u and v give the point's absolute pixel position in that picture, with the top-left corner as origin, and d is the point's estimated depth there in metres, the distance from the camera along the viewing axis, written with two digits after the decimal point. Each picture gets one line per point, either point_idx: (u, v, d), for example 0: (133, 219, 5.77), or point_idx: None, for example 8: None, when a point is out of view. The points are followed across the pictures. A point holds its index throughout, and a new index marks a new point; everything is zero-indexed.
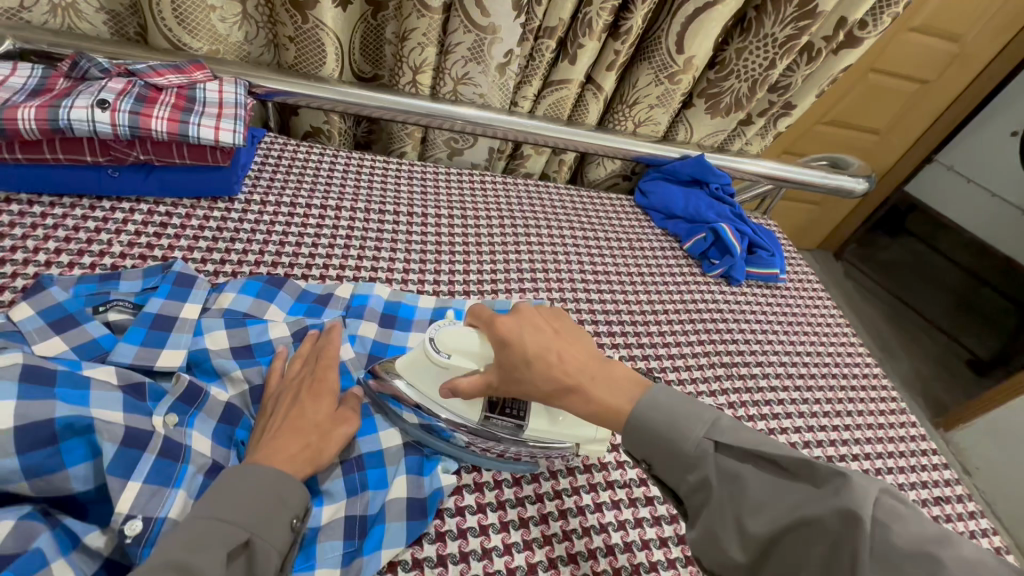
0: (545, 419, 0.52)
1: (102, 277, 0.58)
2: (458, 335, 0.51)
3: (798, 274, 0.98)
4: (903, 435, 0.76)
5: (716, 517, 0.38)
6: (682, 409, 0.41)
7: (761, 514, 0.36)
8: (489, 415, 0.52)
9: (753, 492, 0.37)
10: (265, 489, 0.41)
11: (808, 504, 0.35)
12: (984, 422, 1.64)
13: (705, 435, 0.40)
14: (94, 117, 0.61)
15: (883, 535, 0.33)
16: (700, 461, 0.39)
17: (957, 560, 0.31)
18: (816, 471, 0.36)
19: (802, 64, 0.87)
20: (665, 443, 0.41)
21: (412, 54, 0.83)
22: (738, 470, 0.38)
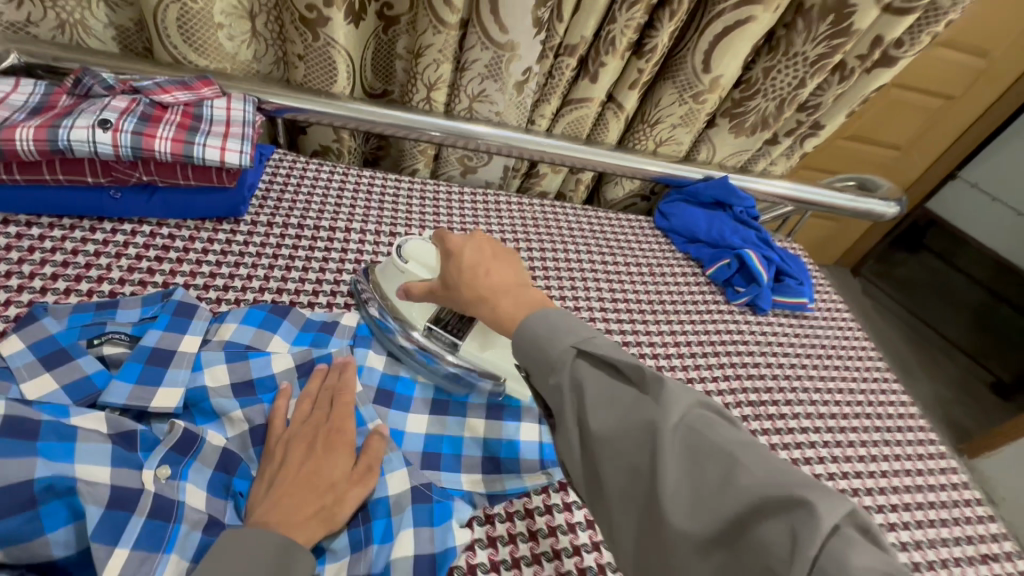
0: (477, 344, 0.58)
1: (99, 304, 0.55)
2: (423, 249, 0.61)
3: (826, 302, 0.93)
4: (945, 481, 0.71)
5: (564, 418, 0.39)
6: (557, 322, 0.43)
7: (600, 414, 0.38)
8: (433, 326, 0.59)
9: (596, 395, 0.39)
10: (269, 559, 0.38)
11: (638, 409, 0.37)
12: (1013, 453, 1.57)
13: (571, 343, 0.41)
14: (95, 138, 0.58)
15: (691, 437, 0.35)
16: (559, 365, 0.40)
17: (751, 460, 0.34)
18: (647, 380, 0.38)
19: (834, 84, 0.83)
20: (535, 349, 0.42)
21: (427, 71, 0.80)
22: (589, 376, 0.40)
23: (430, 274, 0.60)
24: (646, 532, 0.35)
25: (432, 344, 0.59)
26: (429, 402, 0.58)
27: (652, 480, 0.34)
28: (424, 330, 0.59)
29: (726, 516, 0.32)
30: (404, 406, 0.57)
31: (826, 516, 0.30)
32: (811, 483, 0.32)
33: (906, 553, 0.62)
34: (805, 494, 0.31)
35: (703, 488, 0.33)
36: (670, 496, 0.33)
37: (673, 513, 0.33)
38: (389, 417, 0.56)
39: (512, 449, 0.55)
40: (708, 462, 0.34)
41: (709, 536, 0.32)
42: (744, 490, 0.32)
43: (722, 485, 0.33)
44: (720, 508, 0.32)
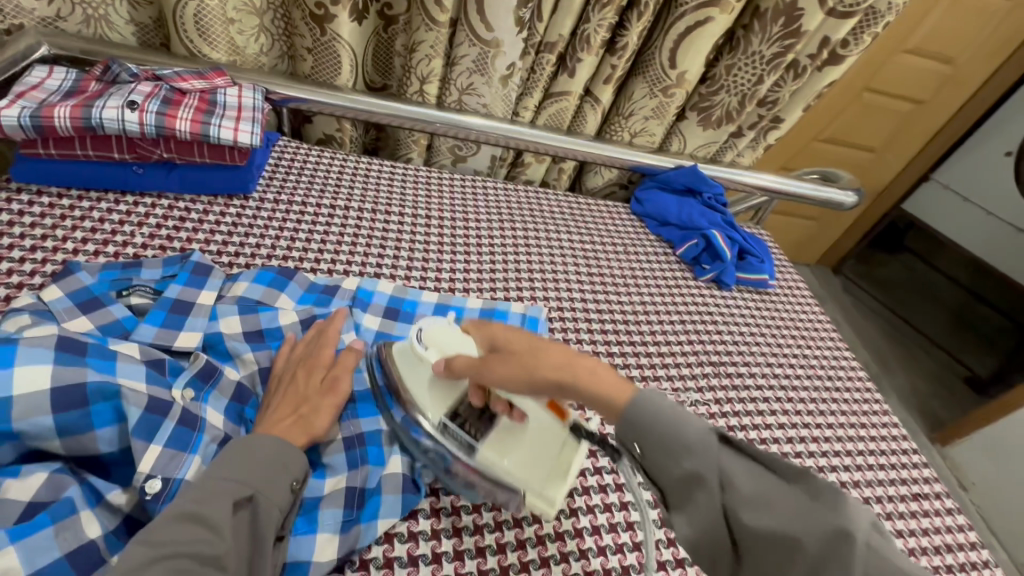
0: (496, 453, 0.51)
1: (125, 264, 0.62)
2: (445, 333, 0.53)
3: (788, 281, 1.01)
4: (887, 436, 0.79)
5: (700, 509, 0.39)
6: (682, 412, 0.42)
7: (756, 513, 0.38)
8: (448, 423, 0.52)
9: (748, 491, 0.39)
10: (268, 456, 0.45)
11: (800, 511, 0.37)
12: (981, 439, 1.64)
13: (709, 430, 0.41)
14: (124, 117, 0.66)
15: (869, 554, 0.36)
16: (701, 453, 0.40)
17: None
18: (815, 486, 0.38)
19: (789, 80, 0.92)
20: (663, 433, 0.41)
21: (421, 66, 0.88)
22: (738, 474, 0.39)
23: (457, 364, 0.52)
24: None
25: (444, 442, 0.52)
26: None
27: None
28: (438, 425, 0.52)
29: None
30: None
31: None
32: None
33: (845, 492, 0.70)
34: None
35: None
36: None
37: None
38: None
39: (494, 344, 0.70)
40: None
41: None
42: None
43: None
44: None
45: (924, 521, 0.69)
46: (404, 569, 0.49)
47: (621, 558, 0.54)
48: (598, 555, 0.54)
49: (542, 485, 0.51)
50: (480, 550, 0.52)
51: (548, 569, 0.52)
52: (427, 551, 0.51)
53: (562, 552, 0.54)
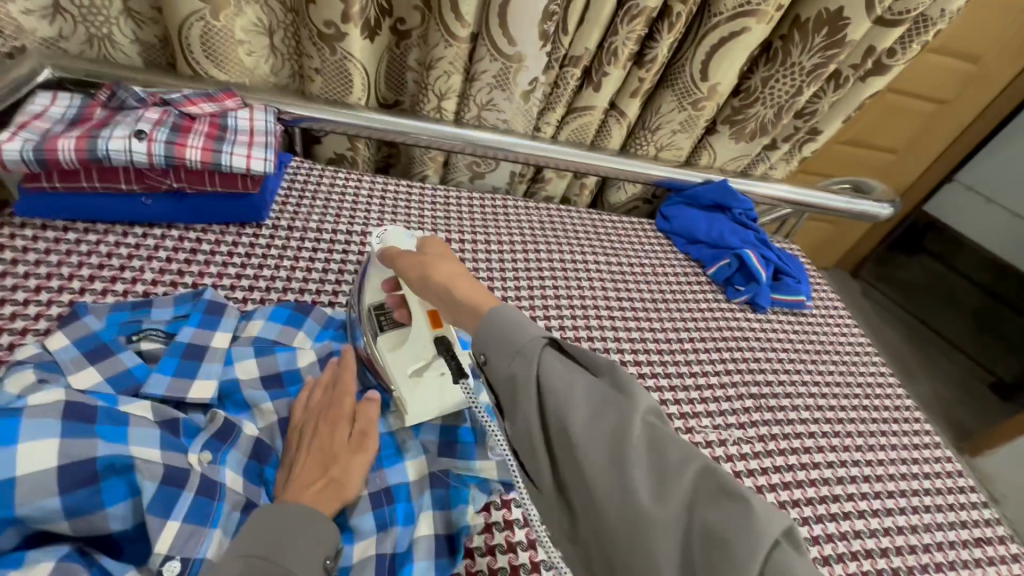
0: (390, 343, 0.56)
1: (134, 304, 0.58)
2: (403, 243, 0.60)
3: (824, 300, 0.96)
4: (939, 470, 0.75)
5: (518, 405, 0.37)
6: (516, 315, 0.40)
7: (564, 403, 0.36)
8: (373, 311, 0.58)
9: (561, 383, 0.37)
10: (300, 529, 0.42)
11: (603, 402, 0.36)
12: (1013, 451, 1.59)
13: (541, 333, 0.39)
14: (131, 147, 0.62)
15: (654, 434, 0.35)
16: (527, 353, 0.38)
17: (701, 463, 0.33)
18: (615, 374, 0.38)
19: (829, 92, 0.87)
20: (502, 335, 0.39)
21: (438, 82, 0.84)
22: (553, 365, 0.37)
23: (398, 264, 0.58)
24: (602, 526, 0.33)
25: (365, 323, 0.58)
26: None
27: (615, 474, 0.33)
28: (365, 311, 0.59)
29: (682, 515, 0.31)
30: None
31: (764, 516, 0.31)
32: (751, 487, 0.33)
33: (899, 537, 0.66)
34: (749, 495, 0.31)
35: (664, 483, 0.33)
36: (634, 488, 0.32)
37: (638, 507, 0.32)
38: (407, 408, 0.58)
39: None
40: (674, 462, 0.33)
41: (666, 532, 0.31)
42: (700, 493, 0.32)
43: (679, 481, 0.33)
44: (678, 503, 0.32)
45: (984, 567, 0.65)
46: None
47: None
48: None
49: (404, 389, 0.54)
50: None
51: None
52: None
53: None
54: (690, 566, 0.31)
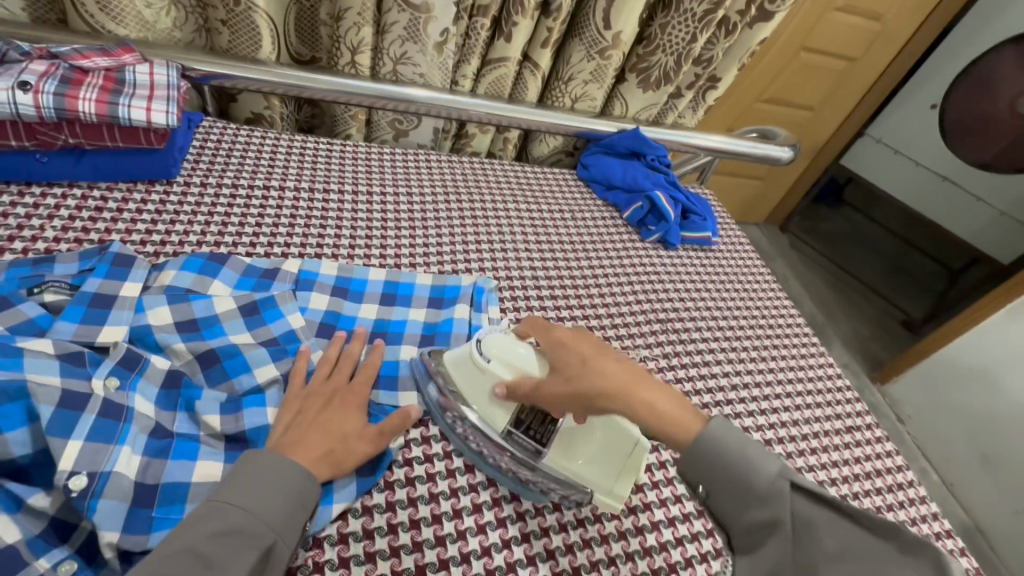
0: (564, 453, 0.54)
1: (36, 260, 0.58)
2: (507, 344, 0.55)
3: (729, 238, 1.05)
4: (822, 375, 0.84)
5: (785, 561, 0.39)
6: (751, 447, 0.41)
7: (832, 566, 0.37)
8: (512, 429, 0.54)
9: (825, 542, 0.38)
10: (285, 494, 0.44)
11: (886, 564, 0.36)
12: (916, 375, 1.72)
13: (780, 474, 0.40)
14: (16, 99, 0.61)
15: None
16: (774, 501, 0.39)
17: None
18: (901, 536, 0.36)
19: (721, 38, 0.95)
20: (737, 477, 0.40)
21: (349, 34, 0.84)
22: (816, 520, 0.38)
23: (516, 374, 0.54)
24: None
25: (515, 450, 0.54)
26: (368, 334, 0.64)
27: None
28: (505, 433, 0.54)
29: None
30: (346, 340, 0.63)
31: None
32: None
33: (785, 430, 0.74)
34: None
35: None
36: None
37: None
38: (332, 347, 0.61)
39: (455, 292, 0.71)
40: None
41: None
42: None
43: None
44: None
45: (856, 449, 0.74)
46: (360, 542, 0.49)
47: (576, 512, 0.55)
48: (555, 512, 0.55)
49: (607, 480, 0.54)
50: (436, 518, 0.52)
51: (506, 529, 0.53)
52: (382, 523, 0.50)
53: (517, 512, 0.54)
54: None
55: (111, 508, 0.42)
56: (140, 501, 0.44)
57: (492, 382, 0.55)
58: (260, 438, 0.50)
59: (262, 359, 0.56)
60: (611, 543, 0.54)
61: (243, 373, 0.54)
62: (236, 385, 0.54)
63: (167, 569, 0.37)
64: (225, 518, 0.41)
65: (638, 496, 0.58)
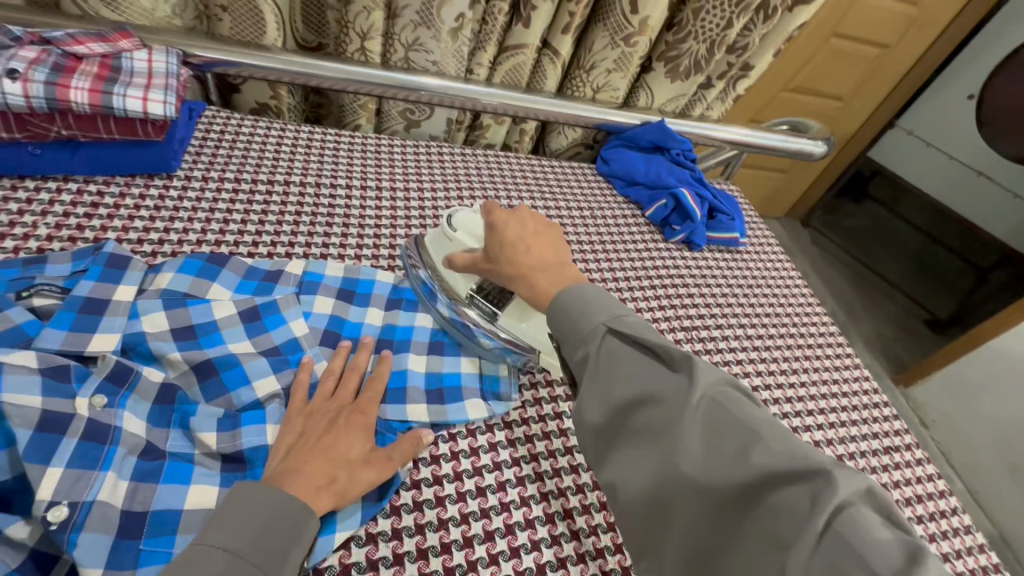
0: (514, 316, 0.60)
1: (26, 260, 0.55)
2: (474, 223, 0.65)
3: (757, 238, 0.99)
4: (856, 389, 0.79)
5: (589, 388, 0.41)
6: (594, 298, 0.45)
7: (620, 385, 0.40)
8: (475, 295, 0.62)
9: (621, 368, 0.40)
10: (281, 531, 0.40)
11: (659, 379, 0.39)
12: (944, 379, 1.66)
13: (603, 320, 0.43)
14: (4, 88, 0.57)
15: (714, 412, 0.36)
16: (589, 338, 0.42)
17: (775, 438, 0.35)
18: (677, 357, 0.39)
19: (759, 23, 0.89)
20: (567, 320, 0.44)
21: (359, 19, 0.79)
22: (618, 350, 0.41)
23: (477, 244, 0.64)
24: (656, 490, 0.36)
25: (472, 313, 0.62)
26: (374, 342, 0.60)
27: (671, 441, 0.36)
28: (467, 298, 0.62)
29: (744, 482, 0.33)
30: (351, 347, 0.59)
31: (840, 485, 0.31)
32: (831, 460, 0.34)
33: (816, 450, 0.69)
34: (827, 467, 0.32)
35: (722, 458, 0.35)
36: (685, 455, 0.35)
37: (687, 470, 0.35)
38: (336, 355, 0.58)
39: None
40: (727, 435, 0.35)
41: (725, 497, 0.34)
42: (760, 463, 0.33)
43: (740, 459, 0.34)
44: (736, 477, 0.33)
45: (893, 471, 0.69)
46: (363, 574, 0.45)
47: (595, 540, 0.52)
48: (572, 540, 0.51)
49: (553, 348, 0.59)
50: (445, 546, 0.48)
51: (520, 559, 0.49)
52: (388, 552, 0.47)
53: (532, 541, 0.50)
54: (738, 526, 0.33)
55: (95, 541, 0.39)
56: (126, 532, 0.40)
57: (453, 248, 0.65)
58: (258, 460, 0.47)
59: (263, 370, 0.52)
60: None
61: (242, 386, 0.51)
62: (234, 399, 0.50)
63: None
64: (217, 563, 0.37)
65: None
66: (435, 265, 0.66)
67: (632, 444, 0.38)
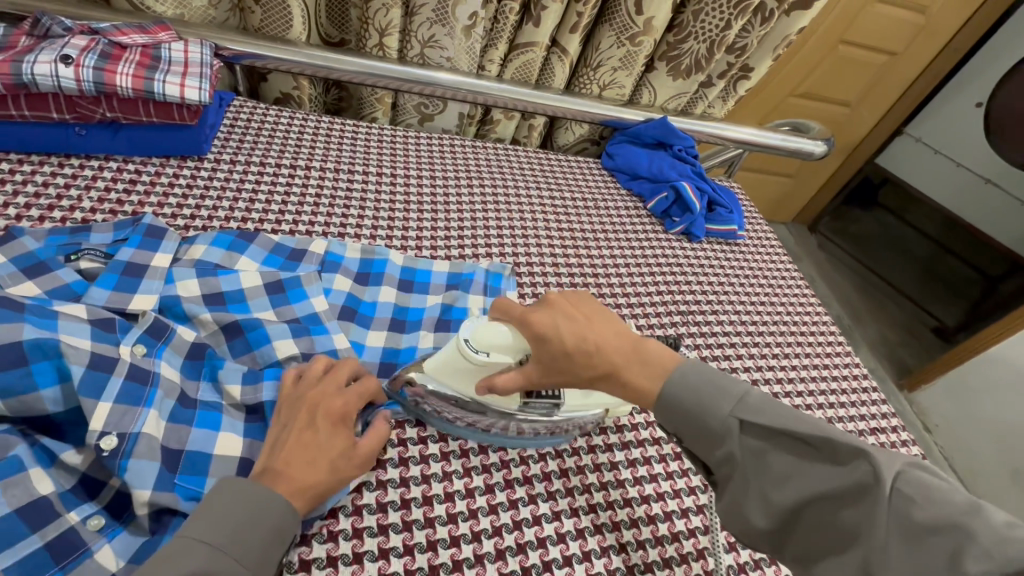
0: (578, 395, 0.54)
1: (73, 229, 0.60)
2: (491, 330, 0.48)
3: (756, 232, 1.02)
4: (847, 374, 0.81)
5: (743, 489, 0.39)
6: (710, 386, 0.42)
7: (781, 486, 0.38)
8: (527, 400, 0.52)
9: (777, 465, 0.38)
10: (262, 527, 0.40)
11: (824, 476, 0.37)
12: (946, 383, 1.66)
13: (733, 411, 0.40)
14: (58, 72, 0.63)
15: (902, 509, 0.34)
16: (727, 437, 0.40)
17: (988, 530, 0.31)
18: (836, 448, 0.37)
19: (756, 25, 0.93)
20: (692, 418, 0.42)
21: (378, 16, 0.84)
22: (765, 447, 0.39)
23: (516, 360, 0.48)
24: None
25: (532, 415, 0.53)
26: (388, 320, 0.65)
27: (867, 548, 0.34)
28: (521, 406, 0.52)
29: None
30: (366, 323, 0.63)
31: None
32: None
33: None
34: None
35: (929, 565, 0.31)
36: (883, 562, 0.33)
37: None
38: (352, 331, 0.62)
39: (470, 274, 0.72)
40: (925, 536, 0.32)
41: None
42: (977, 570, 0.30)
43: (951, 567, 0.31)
44: None
45: None
46: (373, 515, 0.49)
47: (588, 497, 0.55)
48: (567, 496, 0.55)
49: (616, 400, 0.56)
50: (448, 495, 0.52)
51: (517, 510, 0.53)
52: (395, 497, 0.51)
53: (529, 494, 0.54)
54: None
55: (141, 466, 0.43)
56: (166, 463, 0.45)
57: (483, 373, 0.49)
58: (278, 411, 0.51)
59: (283, 333, 0.56)
60: (622, 531, 0.54)
61: (265, 345, 0.55)
62: (258, 358, 0.55)
63: None
64: (195, 559, 0.37)
65: (652, 486, 0.58)
66: (467, 393, 0.52)
67: (819, 549, 0.37)
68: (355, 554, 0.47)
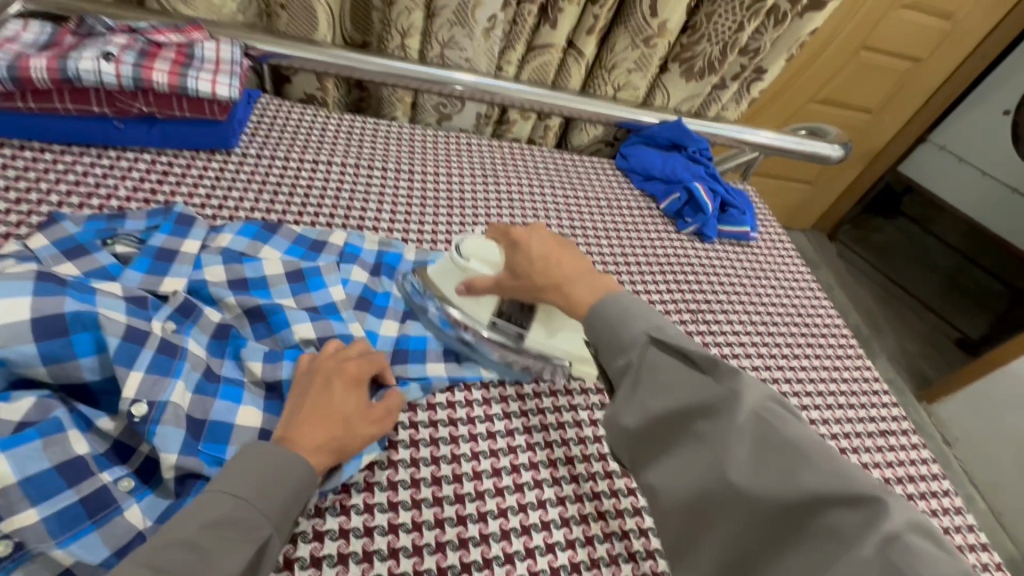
0: (543, 329, 0.63)
1: (110, 216, 0.64)
2: (482, 247, 0.65)
3: (769, 235, 1.02)
4: (857, 377, 0.81)
5: (631, 392, 0.43)
6: (633, 310, 0.48)
7: (662, 393, 0.42)
8: (496, 319, 0.64)
9: (664, 376, 0.43)
10: (284, 485, 0.43)
11: (699, 388, 0.41)
12: (967, 395, 1.62)
13: (644, 330, 0.46)
14: (100, 68, 0.67)
15: (760, 426, 0.38)
16: (631, 347, 0.45)
17: (819, 455, 0.37)
18: (718, 369, 0.41)
19: (770, 27, 0.94)
20: (610, 330, 0.47)
21: (400, 19, 0.87)
22: (659, 360, 0.44)
23: (494, 269, 0.64)
24: (702, 495, 0.38)
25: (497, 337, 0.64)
26: (402, 312, 0.66)
27: (720, 449, 0.38)
28: (489, 323, 0.64)
29: (794, 497, 0.35)
30: (380, 313, 0.65)
31: (889, 505, 0.33)
32: (880, 484, 0.35)
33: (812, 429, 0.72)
34: (881, 494, 0.33)
35: (768, 468, 0.37)
36: (733, 463, 0.37)
37: (736, 477, 0.37)
38: (366, 321, 0.63)
39: None
40: (774, 448, 0.37)
41: (771, 504, 0.35)
42: (810, 483, 0.35)
43: (785, 474, 0.36)
44: (781, 490, 0.35)
45: (888, 454, 0.72)
46: (383, 492, 0.51)
47: (593, 485, 0.56)
48: (572, 482, 0.56)
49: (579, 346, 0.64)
50: (456, 477, 0.54)
51: (523, 494, 0.54)
52: (406, 477, 0.53)
53: (535, 479, 0.56)
54: (784, 536, 0.35)
55: (171, 432, 0.46)
56: (192, 431, 0.48)
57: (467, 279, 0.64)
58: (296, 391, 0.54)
59: (302, 318, 0.58)
60: (625, 518, 0.55)
61: (285, 328, 0.57)
62: (278, 340, 0.57)
63: (163, 561, 0.36)
64: (222, 508, 0.40)
65: None
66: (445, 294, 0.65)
67: (678, 452, 0.40)
68: (366, 528, 0.49)
